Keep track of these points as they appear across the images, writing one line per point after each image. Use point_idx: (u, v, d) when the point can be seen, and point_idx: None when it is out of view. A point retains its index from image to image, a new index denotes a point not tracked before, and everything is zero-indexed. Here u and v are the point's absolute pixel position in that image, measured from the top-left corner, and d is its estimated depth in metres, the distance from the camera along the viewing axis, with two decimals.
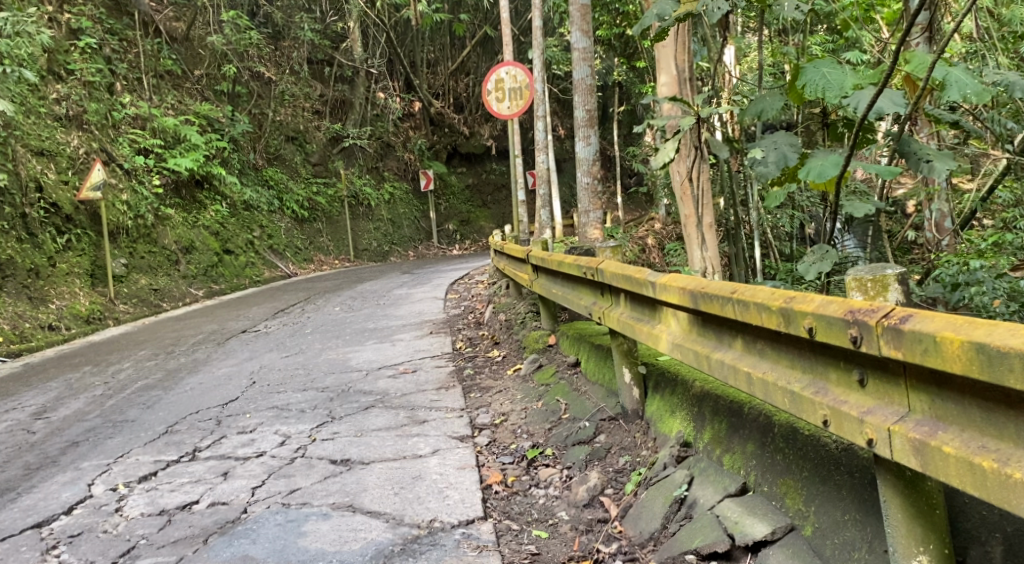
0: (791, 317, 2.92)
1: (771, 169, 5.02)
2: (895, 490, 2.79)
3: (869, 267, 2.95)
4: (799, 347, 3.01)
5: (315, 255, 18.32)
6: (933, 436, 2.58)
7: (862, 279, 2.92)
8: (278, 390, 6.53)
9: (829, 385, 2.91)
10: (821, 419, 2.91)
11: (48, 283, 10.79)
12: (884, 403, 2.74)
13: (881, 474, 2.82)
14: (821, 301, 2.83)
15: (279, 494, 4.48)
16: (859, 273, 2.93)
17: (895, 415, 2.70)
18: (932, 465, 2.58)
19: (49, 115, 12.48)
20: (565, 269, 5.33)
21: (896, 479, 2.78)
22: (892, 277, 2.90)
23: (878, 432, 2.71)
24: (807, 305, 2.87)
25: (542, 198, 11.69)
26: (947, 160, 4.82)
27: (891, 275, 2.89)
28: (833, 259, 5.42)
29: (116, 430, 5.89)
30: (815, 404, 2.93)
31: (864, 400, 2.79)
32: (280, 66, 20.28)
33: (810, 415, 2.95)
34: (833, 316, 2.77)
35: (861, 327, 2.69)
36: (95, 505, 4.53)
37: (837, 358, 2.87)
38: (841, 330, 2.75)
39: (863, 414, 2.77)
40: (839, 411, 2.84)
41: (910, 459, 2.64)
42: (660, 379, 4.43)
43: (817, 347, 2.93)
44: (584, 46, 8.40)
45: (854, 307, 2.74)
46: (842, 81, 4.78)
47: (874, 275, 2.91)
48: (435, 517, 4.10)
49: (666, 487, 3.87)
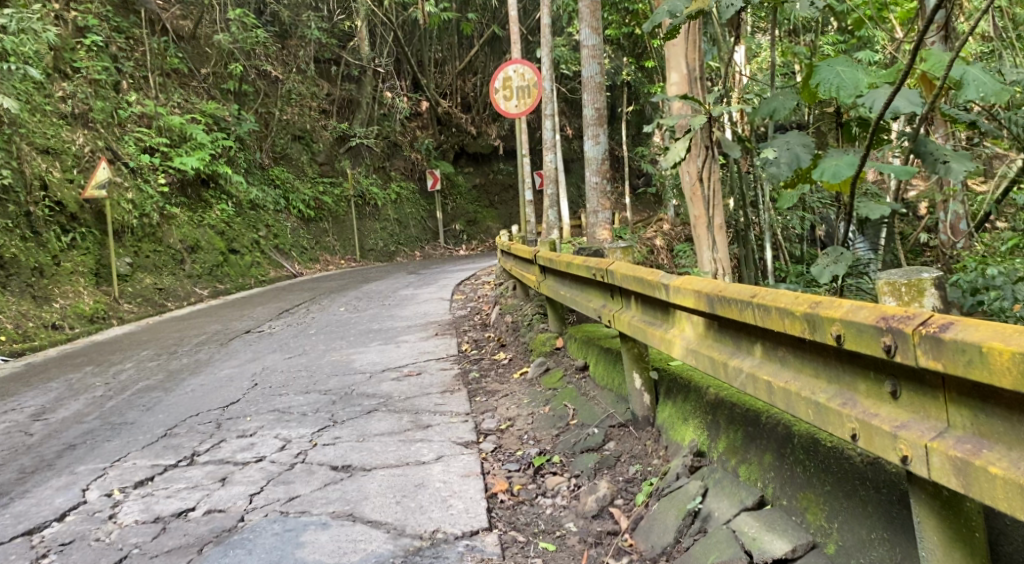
0: (818, 323, 2.77)
1: (784, 170, 4.86)
2: (930, 510, 2.64)
3: (902, 271, 2.80)
4: (825, 356, 2.85)
5: (321, 255, 18.20)
6: (976, 455, 2.43)
7: (895, 284, 2.77)
8: (280, 393, 6.39)
9: (858, 397, 2.76)
10: (849, 433, 2.75)
11: (52, 282, 10.66)
12: (920, 417, 2.59)
13: (914, 493, 2.67)
14: (850, 307, 2.68)
15: (278, 501, 4.33)
16: (892, 277, 2.78)
17: (931, 431, 2.55)
18: (976, 486, 2.43)
19: (54, 113, 12.36)
20: (574, 270, 5.18)
21: (931, 499, 2.63)
22: (928, 282, 2.76)
23: (914, 449, 2.56)
24: (834, 311, 2.72)
25: (550, 198, 11.53)
26: (965, 161, 4.65)
27: (926, 280, 2.75)
28: (847, 262, 5.25)
29: (113, 432, 5.75)
30: (842, 416, 2.77)
31: (897, 413, 2.64)
32: (287, 65, 20.17)
33: (838, 429, 2.79)
34: (864, 323, 2.62)
35: (895, 335, 2.54)
36: (88, 512, 4.39)
37: (867, 368, 2.72)
38: (873, 338, 2.60)
39: (896, 429, 2.61)
40: (869, 424, 2.68)
41: (950, 479, 2.49)
42: (672, 385, 4.28)
43: (845, 356, 2.78)
44: (593, 44, 8.23)
45: (887, 314, 2.59)
46: (857, 79, 4.62)
47: (909, 279, 2.77)
48: (438, 528, 3.95)
49: (678, 498, 3.72)
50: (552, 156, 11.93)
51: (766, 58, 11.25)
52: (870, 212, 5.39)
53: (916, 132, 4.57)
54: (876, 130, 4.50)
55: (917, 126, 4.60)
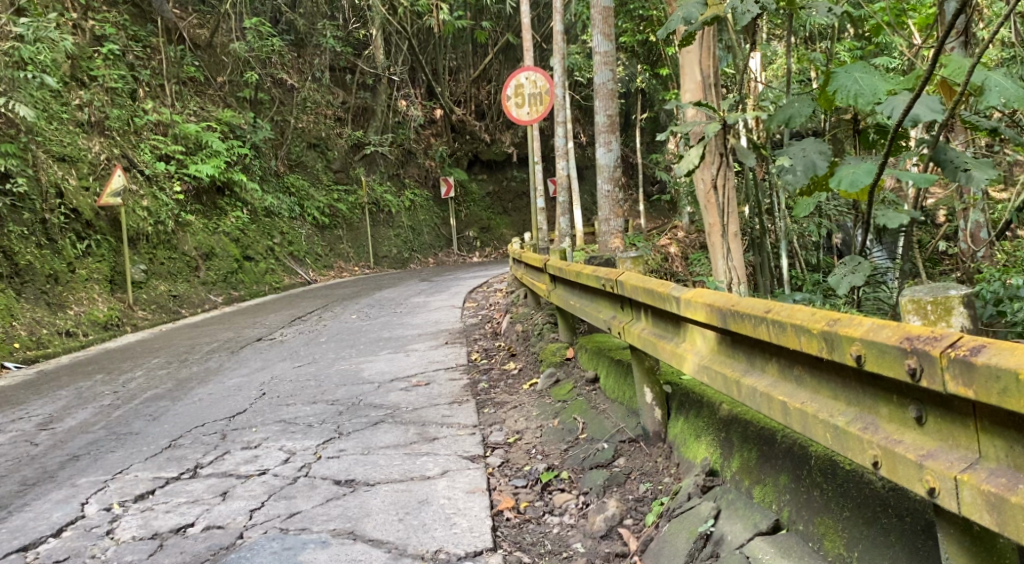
0: (836, 342, 2.63)
1: (799, 178, 4.73)
2: (960, 547, 2.49)
3: (928, 287, 2.66)
4: (844, 377, 2.71)
5: (335, 262, 18.15)
6: (1011, 491, 2.28)
7: (921, 302, 2.63)
8: (287, 403, 6.29)
9: (879, 421, 2.61)
10: (870, 460, 2.61)
11: (68, 289, 10.61)
12: (948, 446, 2.45)
13: (941, 526, 2.52)
14: (871, 326, 2.54)
15: (278, 517, 4.22)
16: (917, 295, 2.64)
17: (961, 462, 2.40)
18: (1009, 523, 2.28)
19: (71, 121, 12.35)
20: (584, 280, 5.05)
21: (961, 534, 2.48)
22: (955, 299, 2.61)
23: (942, 481, 2.42)
24: (855, 329, 2.58)
25: (563, 205, 11.38)
26: (987, 169, 4.49)
27: (954, 297, 2.60)
28: (865, 272, 5.09)
29: (118, 443, 5.65)
30: (863, 442, 2.62)
31: (923, 441, 2.49)
32: (302, 73, 20.13)
33: (859, 455, 2.64)
34: (886, 343, 2.48)
35: (921, 357, 2.40)
36: (85, 527, 4.29)
37: (889, 392, 2.58)
38: (896, 360, 2.46)
39: (923, 458, 2.47)
40: (893, 452, 2.53)
41: (982, 515, 2.34)
42: (685, 400, 4.14)
43: (866, 378, 2.63)
44: (606, 51, 8.08)
45: (911, 333, 2.45)
46: (875, 86, 4.49)
47: (935, 297, 2.63)
48: (441, 548, 3.83)
49: (690, 520, 3.57)
50: (565, 162, 11.78)
51: (781, 66, 11.12)
52: (889, 220, 5.24)
53: (936, 139, 4.42)
54: (895, 137, 4.35)
55: (937, 134, 4.45)
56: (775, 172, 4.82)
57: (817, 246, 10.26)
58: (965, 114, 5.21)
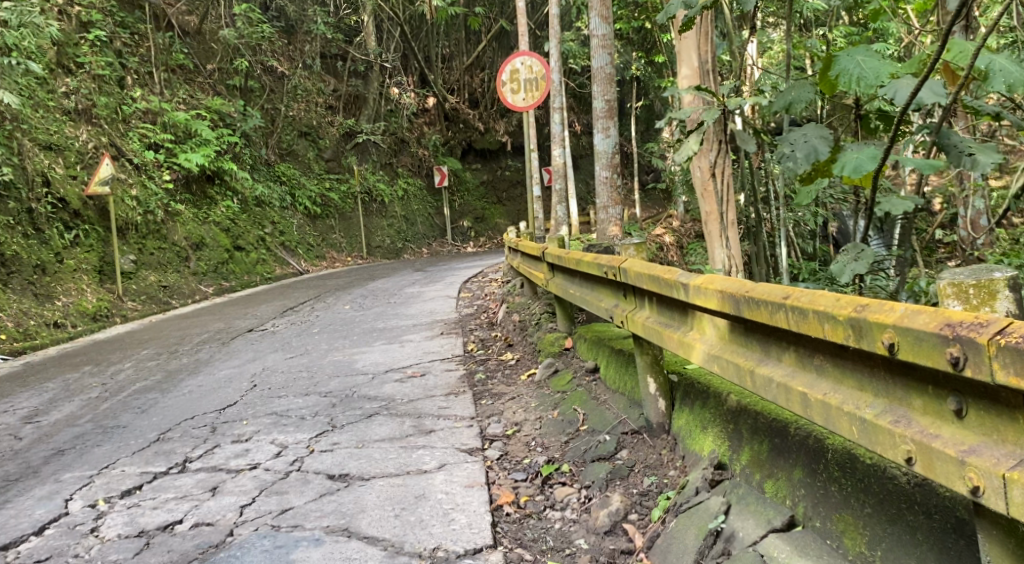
0: (865, 329, 2.48)
1: (800, 165, 4.57)
2: (1003, 548, 2.36)
3: (968, 270, 2.52)
4: (872, 367, 2.57)
5: (327, 252, 17.94)
6: None
7: (962, 286, 2.49)
8: (280, 395, 6.13)
9: (912, 414, 2.47)
10: (903, 456, 2.47)
11: (55, 280, 10.40)
12: (992, 441, 2.31)
13: (982, 526, 2.38)
14: (905, 311, 2.40)
15: (269, 514, 4.07)
16: (958, 278, 2.50)
17: (1009, 459, 2.26)
18: None
19: (58, 109, 12.11)
20: (584, 268, 4.91)
21: (1004, 536, 2.34)
22: (999, 284, 2.47)
23: (987, 478, 2.28)
24: (886, 315, 2.44)
25: (560, 193, 11.20)
26: (993, 153, 4.33)
27: (998, 281, 2.46)
28: (869, 259, 4.95)
29: (105, 437, 5.48)
30: (894, 436, 2.48)
31: (964, 435, 2.35)
32: (293, 61, 19.84)
33: (890, 451, 2.50)
34: (924, 330, 2.34)
35: (964, 345, 2.26)
36: (69, 525, 4.12)
37: (923, 383, 2.44)
38: (935, 348, 2.32)
39: (964, 455, 2.33)
40: (930, 446, 2.40)
41: None
42: (690, 390, 4.00)
43: (899, 368, 2.49)
44: (604, 34, 7.90)
45: (950, 319, 2.32)
46: (879, 70, 4.32)
47: (977, 280, 2.49)
48: (439, 546, 3.69)
49: (699, 516, 3.42)
50: (561, 148, 11.60)
51: (778, 53, 11.04)
52: (892, 206, 5.10)
53: (942, 124, 4.27)
54: (901, 122, 4.20)
55: (941, 118, 4.29)
56: (775, 158, 4.67)
57: (813, 236, 10.19)
58: (969, 97, 5.03)
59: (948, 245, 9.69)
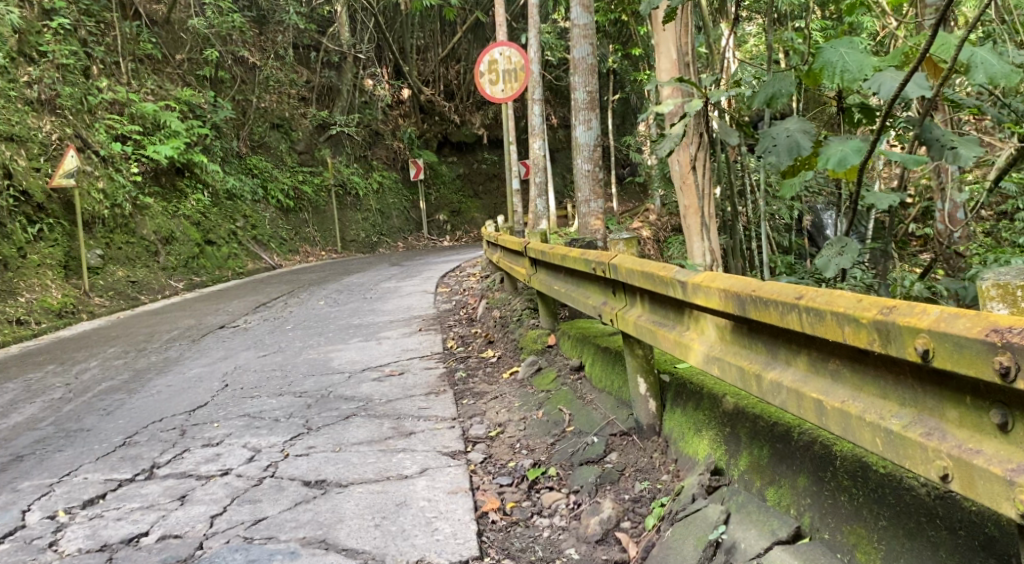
0: (894, 335, 2.33)
1: (782, 159, 4.38)
2: None
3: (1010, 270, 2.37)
4: (899, 374, 2.41)
5: (301, 247, 17.63)
6: None
7: (1005, 288, 2.34)
8: (251, 395, 5.89)
9: (946, 425, 2.32)
10: (938, 472, 2.32)
11: (18, 275, 10.08)
12: None
13: None
14: (942, 314, 2.25)
15: (241, 525, 3.86)
16: (1001, 279, 2.35)
17: None
18: None
19: (19, 99, 11.70)
20: (569, 263, 4.72)
21: None
22: None
23: None
24: (920, 319, 2.28)
25: (539, 186, 11.03)
26: (975, 146, 4.19)
27: None
28: (853, 255, 4.79)
29: (67, 441, 5.24)
30: (927, 450, 2.33)
31: (1008, 452, 2.20)
32: (265, 51, 19.50)
33: (922, 466, 2.35)
34: (966, 337, 2.19)
35: (1015, 354, 2.10)
36: (25, 539, 3.89)
37: (960, 393, 2.29)
38: (980, 357, 2.16)
39: (1010, 474, 2.18)
40: (971, 464, 2.24)
41: None
42: (682, 391, 3.84)
43: (932, 376, 2.34)
44: (585, 23, 7.72)
45: (995, 324, 2.16)
46: (862, 62, 4.12)
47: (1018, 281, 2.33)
48: (422, 558, 3.51)
49: (696, 525, 3.27)
50: (540, 140, 11.41)
51: (756, 45, 10.94)
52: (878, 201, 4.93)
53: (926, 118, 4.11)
54: (887, 115, 4.04)
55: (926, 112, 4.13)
56: (757, 152, 4.47)
57: (790, 229, 10.11)
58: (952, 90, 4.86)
59: (923, 238, 9.63)
